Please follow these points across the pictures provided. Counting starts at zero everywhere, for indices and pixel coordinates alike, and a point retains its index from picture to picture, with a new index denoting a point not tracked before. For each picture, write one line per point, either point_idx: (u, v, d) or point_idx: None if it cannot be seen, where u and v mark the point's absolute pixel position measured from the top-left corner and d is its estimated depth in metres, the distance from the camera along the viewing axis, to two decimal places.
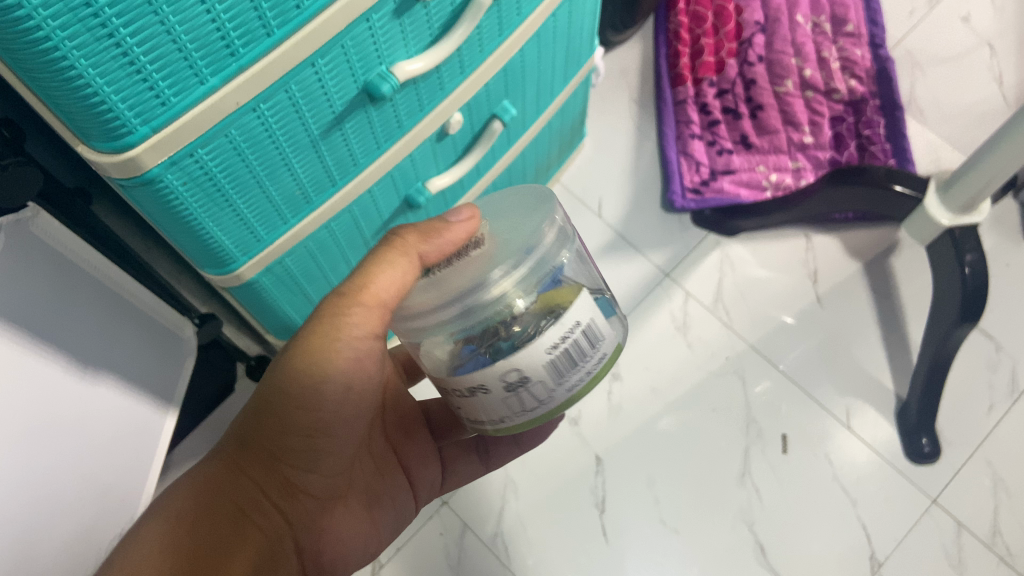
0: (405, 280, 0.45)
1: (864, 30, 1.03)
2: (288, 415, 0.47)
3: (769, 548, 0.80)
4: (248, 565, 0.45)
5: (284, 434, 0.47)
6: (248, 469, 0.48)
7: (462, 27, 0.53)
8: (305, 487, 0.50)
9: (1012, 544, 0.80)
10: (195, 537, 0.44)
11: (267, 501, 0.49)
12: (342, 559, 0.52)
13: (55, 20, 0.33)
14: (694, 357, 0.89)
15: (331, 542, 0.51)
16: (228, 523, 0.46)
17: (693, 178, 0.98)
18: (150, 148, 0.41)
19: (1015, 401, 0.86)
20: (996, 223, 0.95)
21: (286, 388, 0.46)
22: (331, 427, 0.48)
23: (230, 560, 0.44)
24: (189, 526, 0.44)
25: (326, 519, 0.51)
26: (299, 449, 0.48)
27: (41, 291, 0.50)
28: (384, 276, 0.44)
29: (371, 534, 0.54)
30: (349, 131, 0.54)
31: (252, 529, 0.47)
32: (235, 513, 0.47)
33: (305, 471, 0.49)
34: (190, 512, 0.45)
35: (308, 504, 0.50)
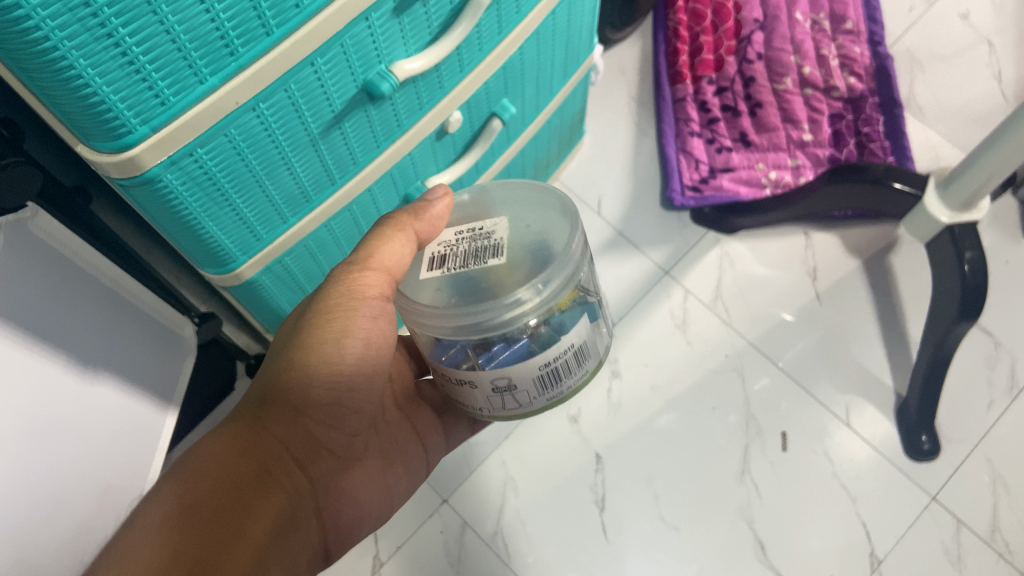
0: (404, 254, 0.47)
1: (863, 27, 1.03)
2: (316, 372, 0.46)
3: (769, 545, 0.80)
4: (274, 521, 0.43)
5: (309, 391, 0.46)
6: (269, 425, 0.46)
7: (462, 25, 0.53)
8: (325, 444, 0.49)
9: (1012, 541, 0.80)
10: (221, 491, 0.41)
11: (290, 460, 0.46)
12: (356, 522, 0.51)
13: (55, 20, 0.33)
14: (693, 354, 0.89)
15: (345, 504, 0.50)
16: (254, 478, 0.43)
17: (693, 176, 0.98)
18: (150, 148, 0.41)
19: (1014, 398, 0.86)
20: (995, 220, 0.95)
21: (311, 343, 0.46)
22: (354, 385, 0.48)
23: (256, 513, 0.42)
24: (214, 481, 0.41)
25: (342, 480, 0.51)
26: (325, 406, 0.47)
27: (41, 288, 0.50)
28: (388, 249, 0.46)
29: (382, 497, 0.54)
30: (349, 130, 0.55)
31: (277, 486, 0.44)
32: (260, 469, 0.44)
33: (326, 429, 0.49)
34: (213, 466, 0.42)
35: (326, 464, 0.49)
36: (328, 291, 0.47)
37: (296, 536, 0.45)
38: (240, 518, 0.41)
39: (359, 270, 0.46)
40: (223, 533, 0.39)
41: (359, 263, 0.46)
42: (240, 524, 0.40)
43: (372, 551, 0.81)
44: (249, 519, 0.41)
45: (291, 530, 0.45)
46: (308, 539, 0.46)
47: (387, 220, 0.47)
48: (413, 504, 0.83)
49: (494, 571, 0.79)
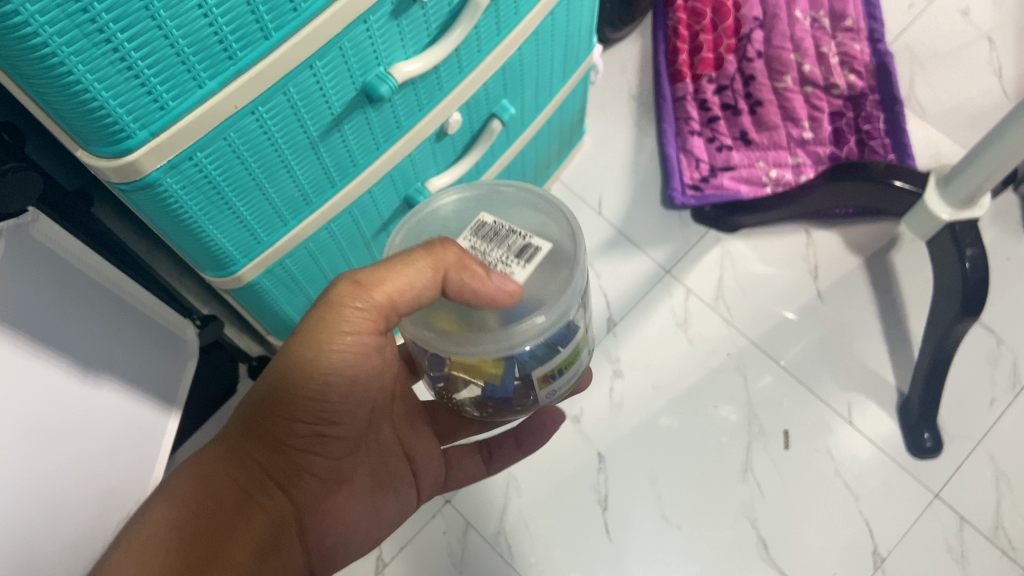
0: (415, 280, 0.44)
1: (863, 25, 1.02)
2: (297, 403, 0.47)
3: (771, 543, 0.80)
4: (254, 545, 0.45)
5: (291, 421, 0.47)
6: (255, 453, 0.48)
7: (459, 28, 0.53)
8: (310, 470, 0.50)
9: (1014, 538, 0.80)
10: (203, 516, 0.43)
11: (272, 483, 0.48)
12: (342, 541, 0.52)
13: (53, 26, 0.33)
14: (695, 354, 0.89)
15: (333, 525, 0.51)
16: (236, 503, 0.45)
17: (693, 175, 0.98)
18: (149, 152, 0.41)
19: (1016, 395, 0.86)
20: (997, 217, 0.95)
21: (297, 376, 0.46)
22: (337, 415, 0.49)
23: (233, 540, 0.43)
24: (197, 505, 0.43)
25: (329, 500, 0.51)
26: (307, 438, 0.48)
27: (43, 294, 0.50)
28: (402, 284, 0.44)
29: (374, 519, 0.54)
30: (348, 132, 0.54)
31: (257, 511, 0.46)
32: (242, 494, 0.46)
33: (312, 458, 0.50)
34: (199, 490, 0.44)
35: (313, 485, 0.50)
36: (314, 321, 0.46)
37: (277, 557, 0.47)
38: (221, 542, 0.43)
39: (358, 297, 0.45)
40: (203, 555, 0.41)
41: (359, 292, 0.45)
42: (220, 550, 0.42)
43: (375, 552, 0.81)
44: (230, 543, 0.43)
45: (274, 553, 0.46)
46: (291, 559, 0.48)
47: (419, 255, 0.43)
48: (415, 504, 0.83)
49: (496, 572, 0.80)
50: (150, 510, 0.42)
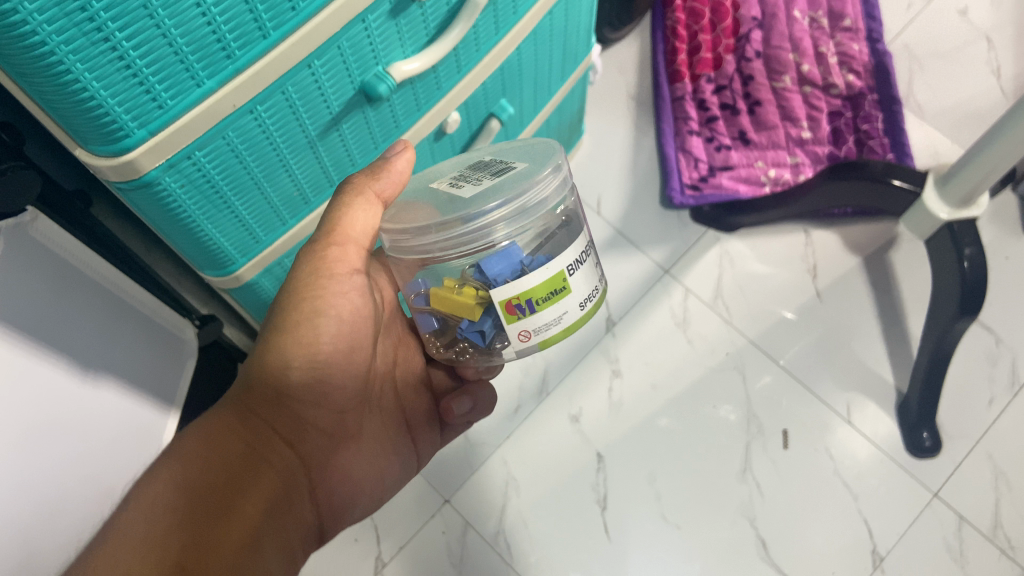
0: (370, 219, 0.48)
1: (861, 24, 1.02)
2: (295, 355, 0.46)
3: (771, 543, 0.80)
4: (268, 499, 0.43)
5: (288, 376, 0.46)
6: (258, 408, 0.46)
7: (457, 27, 0.53)
8: (312, 423, 0.49)
9: (1014, 537, 0.80)
10: (212, 471, 0.41)
11: (278, 439, 0.46)
12: (350, 498, 0.52)
13: (51, 24, 0.33)
14: (693, 354, 0.89)
15: (340, 481, 0.51)
16: (245, 458, 0.44)
17: (692, 175, 0.98)
18: (148, 152, 0.41)
19: (1015, 394, 0.86)
20: (995, 216, 0.95)
21: (286, 325, 0.46)
22: (335, 367, 0.48)
23: (246, 495, 0.42)
24: (206, 461, 0.41)
25: (335, 456, 0.51)
26: (306, 388, 0.47)
27: (42, 293, 0.50)
28: (352, 216, 0.47)
29: (377, 477, 0.55)
30: (347, 132, 0.55)
31: (267, 467, 0.44)
32: (250, 452, 0.44)
33: (314, 410, 0.48)
34: (206, 447, 0.42)
35: (319, 442, 0.49)
36: (295, 271, 0.47)
37: (291, 513, 0.45)
38: (235, 496, 0.41)
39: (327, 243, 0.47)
40: (219, 509, 0.39)
41: (326, 235, 0.47)
42: (231, 503, 0.40)
43: (374, 552, 0.81)
44: (241, 497, 0.41)
45: (285, 510, 0.45)
46: (303, 517, 0.47)
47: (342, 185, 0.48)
48: (414, 504, 0.83)
49: (495, 572, 0.80)
50: (155, 472, 0.40)
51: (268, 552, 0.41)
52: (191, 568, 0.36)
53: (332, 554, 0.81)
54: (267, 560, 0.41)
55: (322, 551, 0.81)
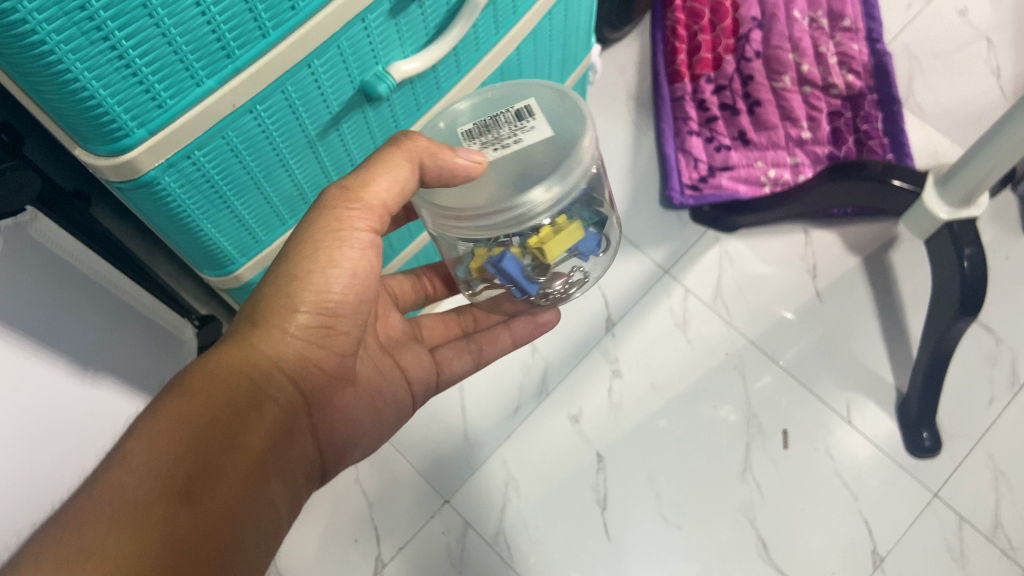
0: (401, 179, 0.46)
1: (861, 24, 1.03)
2: (301, 294, 0.45)
3: (771, 543, 0.80)
4: (271, 435, 0.43)
5: (294, 313, 0.45)
6: (263, 347, 0.45)
7: (458, 26, 0.53)
8: (316, 363, 0.48)
9: (1014, 537, 0.80)
10: (216, 406, 0.41)
11: (283, 378, 0.46)
12: (351, 439, 0.52)
13: (50, 24, 0.33)
14: (693, 354, 0.89)
15: (341, 422, 0.51)
16: (249, 395, 0.43)
17: (692, 175, 0.98)
18: (147, 151, 0.41)
19: (1015, 394, 0.86)
20: (995, 216, 0.95)
21: (294, 267, 0.45)
22: (342, 309, 0.48)
23: (250, 430, 0.42)
24: (210, 396, 0.41)
25: (336, 398, 0.51)
26: (311, 330, 0.47)
27: (42, 292, 0.50)
28: (385, 179, 0.46)
29: (376, 418, 0.55)
30: (346, 132, 0.55)
31: (270, 404, 0.44)
32: (254, 388, 0.44)
33: (318, 351, 0.48)
34: (208, 381, 0.42)
35: (322, 383, 0.49)
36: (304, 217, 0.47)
37: (293, 449, 0.45)
38: (239, 431, 0.41)
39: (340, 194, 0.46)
40: (223, 443, 0.39)
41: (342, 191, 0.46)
42: (236, 438, 0.40)
43: (374, 553, 0.81)
44: (246, 431, 0.41)
45: (288, 446, 0.45)
46: (306, 454, 0.47)
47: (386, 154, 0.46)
48: (414, 505, 0.83)
49: (495, 572, 0.79)
50: (156, 406, 0.40)
51: (273, 485, 0.41)
52: (196, 495, 0.36)
53: (331, 554, 0.81)
54: (271, 493, 0.41)
55: (322, 551, 0.81)
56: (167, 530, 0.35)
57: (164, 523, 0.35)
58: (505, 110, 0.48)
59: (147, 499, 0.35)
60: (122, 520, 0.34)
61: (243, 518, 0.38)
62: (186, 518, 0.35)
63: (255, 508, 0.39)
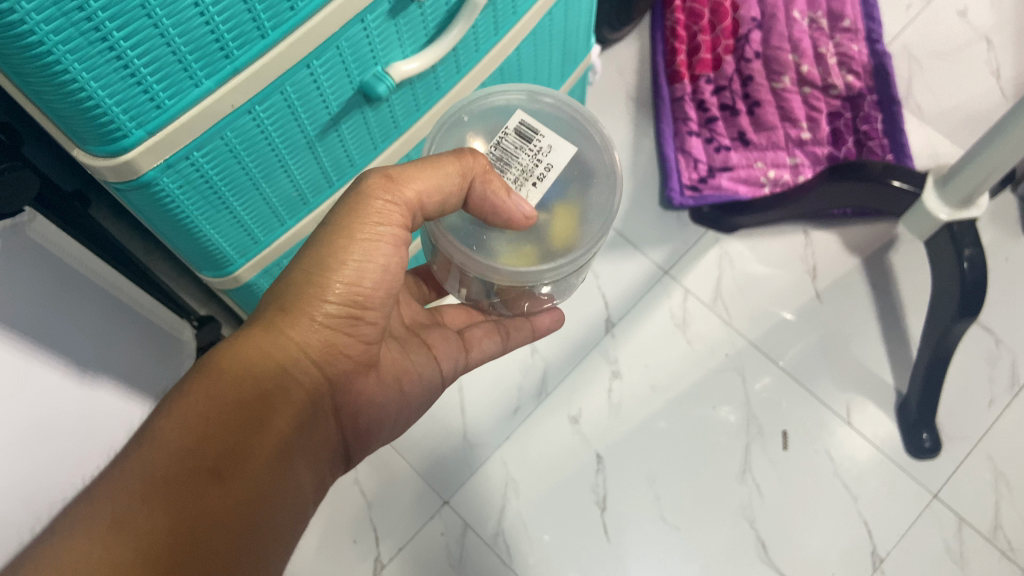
0: (443, 184, 0.45)
1: (861, 25, 1.03)
2: (332, 283, 0.45)
3: (770, 544, 0.80)
4: (297, 421, 0.43)
5: (324, 302, 0.45)
6: (290, 332, 0.44)
7: (457, 26, 0.53)
8: (344, 349, 0.47)
9: (1014, 538, 0.80)
10: (242, 390, 0.41)
11: (311, 363, 0.45)
12: (379, 424, 0.52)
13: (49, 25, 0.33)
14: (693, 355, 0.89)
15: (370, 407, 0.50)
16: (275, 380, 0.43)
17: (692, 175, 0.98)
18: (146, 152, 0.41)
19: (1014, 395, 0.86)
20: (995, 217, 0.95)
21: (325, 255, 0.44)
22: (371, 299, 0.47)
23: (275, 416, 0.41)
24: (235, 379, 0.41)
25: (364, 384, 0.50)
26: (340, 318, 0.46)
27: (42, 293, 0.50)
28: (430, 180, 0.45)
29: (404, 403, 0.54)
30: (345, 132, 0.54)
31: (297, 390, 0.44)
32: (281, 374, 0.43)
33: (347, 338, 0.47)
34: (236, 366, 0.41)
35: (350, 369, 0.48)
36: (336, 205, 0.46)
37: (318, 434, 0.45)
38: (263, 417, 0.41)
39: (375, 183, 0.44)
40: (246, 429, 0.39)
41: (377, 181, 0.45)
42: (261, 424, 0.40)
43: (373, 553, 0.80)
44: (272, 415, 0.41)
45: (314, 431, 0.44)
46: (331, 438, 0.47)
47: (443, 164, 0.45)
48: (413, 506, 0.83)
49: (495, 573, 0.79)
50: (181, 388, 0.39)
51: (299, 469, 0.42)
52: (224, 475, 0.37)
53: (330, 555, 0.81)
54: (296, 477, 0.41)
55: (321, 551, 0.81)
56: (196, 509, 0.35)
57: (192, 502, 0.35)
58: (504, 135, 0.48)
59: (174, 477, 0.36)
60: (151, 498, 0.35)
61: (269, 500, 0.38)
62: (215, 497, 0.36)
63: (281, 491, 0.40)
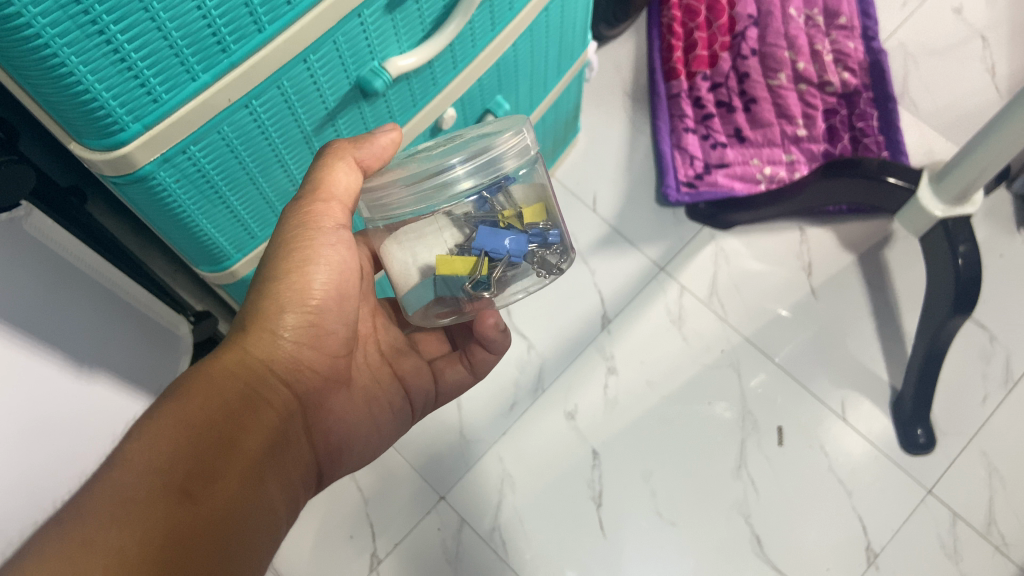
0: (350, 184, 0.48)
1: (856, 22, 1.03)
2: (286, 298, 0.47)
3: (766, 540, 0.80)
4: (265, 439, 0.43)
5: (280, 317, 0.47)
6: (254, 349, 0.46)
7: (453, 22, 0.53)
8: (308, 364, 0.49)
9: (1007, 534, 0.80)
10: (210, 410, 0.41)
11: (274, 378, 0.46)
12: (348, 441, 0.53)
13: (46, 18, 0.33)
14: (689, 350, 0.89)
15: (337, 423, 0.52)
16: (243, 396, 0.43)
17: (687, 172, 0.98)
18: (143, 145, 0.41)
19: (1008, 391, 0.86)
20: (990, 214, 0.95)
21: (277, 270, 0.46)
22: (326, 310, 0.49)
23: (244, 434, 0.42)
24: (204, 399, 0.41)
25: (329, 399, 0.51)
26: (299, 331, 0.48)
27: (38, 288, 0.50)
28: (332, 179, 0.47)
29: (370, 425, 0.55)
30: (342, 127, 0.55)
31: (264, 406, 0.44)
32: (248, 391, 0.44)
33: (310, 352, 0.49)
34: (205, 386, 0.42)
35: (314, 384, 0.50)
36: (286, 224, 0.47)
37: (289, 452, 0.45)
38: (234, 433, 0.41)
39: (312, 198, 0.46)
40: (215, 445, 0.40)
41: (311, 193, 0.47)
42: (232, 440, 0.41)
43: (369, 548, 0.81)
44: (242, 434, 0.42)
45: (284, 448, 0.45)
46: (301, 457, 0.47)
47: (323, 156, 0.47)
48: (409, 502, 0.83)
49: (491, 568, 0.80)
50: (152, 412, 0.40)
51: (270, 485, 0.42)
52: (195, 494, 0.37)
53: (327, 549, 0.81)
54: (268, 493, 0.41)
55: (317, 547, 0.81)
56: (169, 528, 0.35)
57: (166, 521, 0.35)
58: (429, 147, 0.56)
59: (148, 496, 0.35)
60: (126, 519, 0.34)
61: (241, 518, 0.38)
62: (186, 516, 0.36)
63: (254, 506, 0.40)
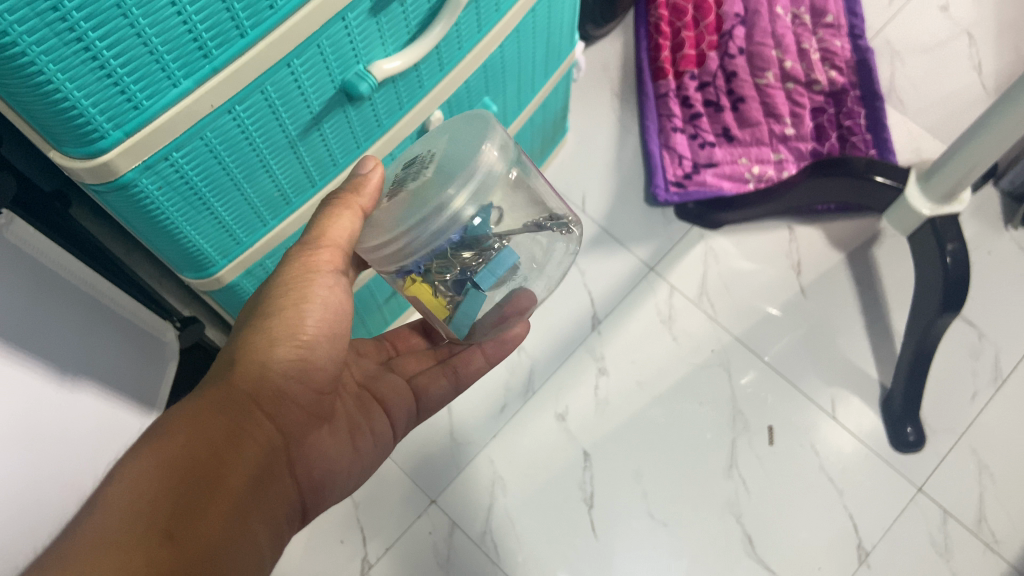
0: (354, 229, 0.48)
1: (843, 21, 1.03)
2: (277, 334, 0.46)
3: (757, 540, 0.80)
4: (250, 475, 0.43)
5: (270, 355, 0.46)
6: (241, 385, 0.45)
7: (438, 25, 0.53)
8: (294, 398, 0.48)
9: (998, 531, 0.80)
10: (195, 447, 0.41)
11: (260, 414, 0.46)
12: (330, 477, 0.51)
13: (22, 25, 0.32)
14: (678, 350, 0.89)
15: (320, 461, 0.51)
16: (228, 433, 0.43)
17: (676, 172, 0.98)
18: (123, 153, 0.41)
19: (998, 388, 0.87)
20: (977, 212, 0.96)
21: (272, 306, 0.47)
22: (317, 348, 0.48)
23: (229, 472, 0.41)
24: (188, 438, 0.41)
25: (312, 437, 0.50)
26: (288, 367, 0.47)
27: (27, 304, 0.50)
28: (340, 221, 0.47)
29: (353, 456, 0.54)
30: (328, 131, 0.54)
31: (249, 441, 0.44)
32: (233, 427, 0.44)
33: (298, 386, 0.48)
34: (191, 422, 0.42)
35: (299, 422, 0.49)
36: (284, 266, 0.48)
37: (272, 487, 0.45)
38: (218, 470, 0.41)
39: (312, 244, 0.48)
40: (201, 483, 0.39)
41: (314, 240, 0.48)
42: (217, 477, 0.40)
43: (361, 553, 0.80)
44: (227, 471, 0.41)
45: (268, 483, 0.45)
46: (284, 491, 0.47)
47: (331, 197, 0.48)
48: (401, 505, 0.83)
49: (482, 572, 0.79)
50: (136, 450, 0.39)
51: (254, 525, 0.42)
52: (177, 535, 0.36)
53: (318, 554, 0.81)
54: (251, 533, 0.41)
55: (309, 552, 0.81)
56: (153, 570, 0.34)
57: (147, 564, 0.34)
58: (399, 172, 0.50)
59: (129, 540, 0.35)
60: (104, 562, 0.33)
61: (226, 558, 0.38)
62: (169, 559, 0.35)
63: (237, 546, 0.39)
